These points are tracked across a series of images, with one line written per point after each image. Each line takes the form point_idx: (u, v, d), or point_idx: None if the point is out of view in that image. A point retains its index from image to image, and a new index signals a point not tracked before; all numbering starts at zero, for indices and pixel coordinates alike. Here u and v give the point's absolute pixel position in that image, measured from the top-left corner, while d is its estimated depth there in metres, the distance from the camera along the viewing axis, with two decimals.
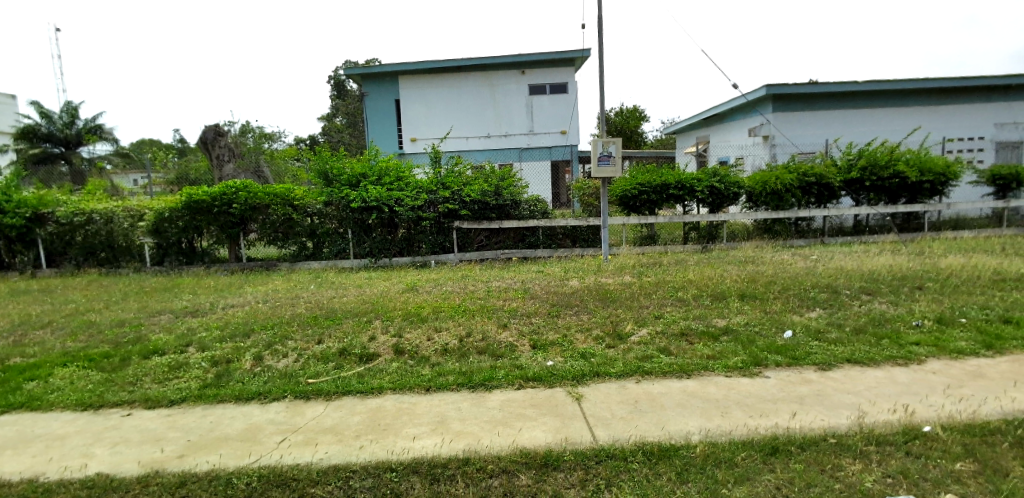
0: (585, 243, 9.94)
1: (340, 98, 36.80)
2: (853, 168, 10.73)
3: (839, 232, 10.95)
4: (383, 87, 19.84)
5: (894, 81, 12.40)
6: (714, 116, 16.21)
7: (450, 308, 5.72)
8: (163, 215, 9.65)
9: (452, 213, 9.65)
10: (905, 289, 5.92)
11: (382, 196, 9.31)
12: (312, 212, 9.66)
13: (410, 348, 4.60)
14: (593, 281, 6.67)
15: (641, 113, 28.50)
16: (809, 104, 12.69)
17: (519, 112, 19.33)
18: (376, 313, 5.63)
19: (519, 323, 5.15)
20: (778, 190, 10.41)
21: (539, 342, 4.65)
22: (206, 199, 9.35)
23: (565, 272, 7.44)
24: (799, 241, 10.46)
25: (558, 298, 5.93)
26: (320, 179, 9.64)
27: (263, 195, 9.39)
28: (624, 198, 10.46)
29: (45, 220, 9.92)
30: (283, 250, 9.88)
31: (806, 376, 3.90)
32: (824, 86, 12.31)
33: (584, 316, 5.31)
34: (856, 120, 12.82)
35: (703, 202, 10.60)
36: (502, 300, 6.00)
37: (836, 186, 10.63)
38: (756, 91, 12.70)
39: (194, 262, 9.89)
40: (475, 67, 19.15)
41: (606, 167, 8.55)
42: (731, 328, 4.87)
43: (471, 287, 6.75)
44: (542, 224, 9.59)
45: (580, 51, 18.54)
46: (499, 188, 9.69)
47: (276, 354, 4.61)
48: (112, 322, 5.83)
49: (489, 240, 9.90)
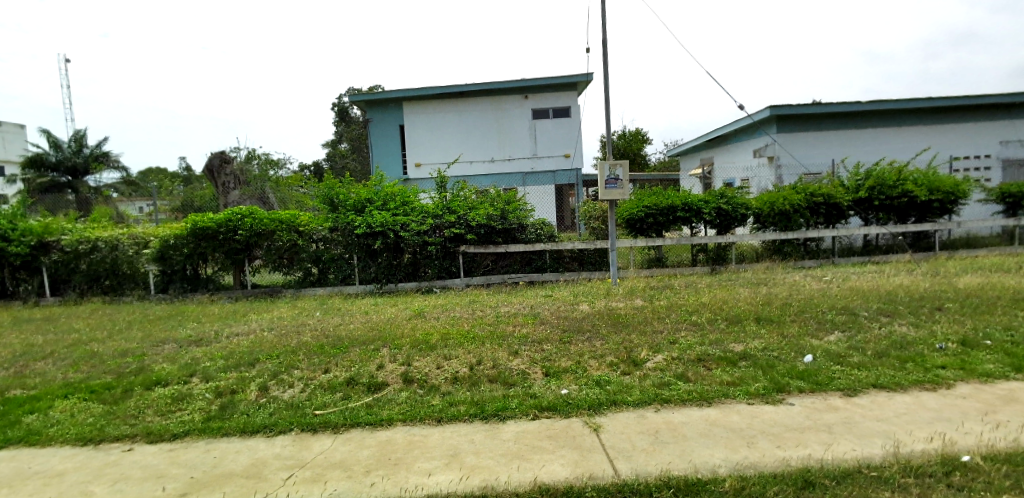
0: (592, 266, 9.86)
1: (345, 124, 37.09)
2: (860, 188, 10.71)
3: (849, 252, 10.91)
4: (388, 113, 20.04)
5: (894, 101, 12.47)
6: (717, 138, 16.28)
7: (459, 335, 5.58)
8: (168, 242, 9.58)
9: (458, 237, 9.60)
10: (925, 310, 5.77)
11: (388, 221, 9.28)
12: (318, 238, 9.61)
13: (419, 377, 4.47)
14: (604, 306, 6.53)
15: (645, 136, 28.67)
16: (813, 125, 12.70)
17: (522, 137, 19.52)
18: (383, 341, 5.48)
19: (530, 350, 5.01)
20: (786, 210, 10.38)
21: (552, 369, 4.52)
22: (212, 226, 9.31)
23: (574, 296, 7.32)
24: (810, 262, 10.40)
25: (569, 323, 5.76)
26: (325, 204, 9.61)
27: (268, 221, 9.39)
28: (630, 220, 10.41)
29: (50, 247, 9.86)
30: (288, 276, 9.81)
31: (832, 402, 3.75)
32: (827, 107, 12.35)
33: (597, 341, 5.14)
34: (861, 140, 12.79)
35: (710, 224, 10.51)
36: (512, 325, 5.86)
37: (844, 206, 10.58)
38: (759, 113, 12.73)
39: (198, 289, 9.79)
40: (479, 93, 19.42)
41: (614, 190, 8.50)
42: (748, 352, 4.76)
43: (480, 313, 6.64)
44: (549, 247, 9.55)
45: (583, 75, 18.77)
46: (505, 211, 9.64)
47: (282, 384, 4.50)
48: (114, 351, 5.72)
49: (496, 264, 9.84)
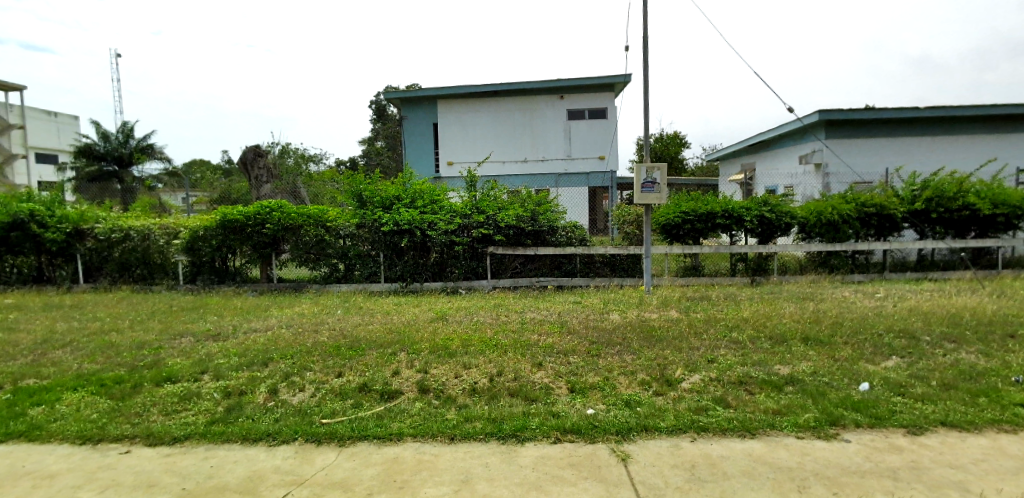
0: (624, 273, 9.43)
1: (381, 122, 37.49)
2: (918, 198, 9.93)
3: (902, 268, 10.14)
4: (420, 110, 19.98)
5: (958, 107, 11.57)
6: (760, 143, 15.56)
7: (480, 342, 5.29)
8: (197, 233, 9.63)
9: (486, 238, 9.33)
10: (1000, 337, 5.14)
11: (416, 219, 9.10)
12: (344, 234, 9.48)
13: (435, 387, 4.20)
14: (636, 317, 6.13)
15: (682, 139, 27.83)
16: (866, 130, 11.91)
17: (555, 137, 19.16)
18: (402, 345, 5.23)
19: (555, 362, 4.67)
20: (835, 221, 9.72)
21: (578, 385, 4.18)
22: (240, 218, 9.31)
23: (604, 305, 6.93)
24: (859, 276, 9.71)
25: (598, 334, 5.38)
26: (353, 200, 9.50)
27: (295, 216, 9.34)
28: (666, 226, 9.93)
29: (85, 235, 10.09)
30: (313, 272, 9.74)
31: (896, 442, 3.28)
32: (882, 111, 11.57)
33: (627, 356, 4.75)
34: (921, 147, 11.91)
35: (751, 232, 9.93)
36: (537, 334, 5.52)
37: (899, 218, 9.83)
38: (808, 116, 12.03)
39: (225, 281, 9.83)
40: (512, 92, 19.16)
41: (650, 194, 8.08)
42: (797, 376, 4.31)
43: (504, 318, 6.34)
44: (579, 251, 9.17)
45: (620, 75, 18.28)
46: (535, 213, 9.33)
47: (293, 387, 4.30)
48: (132, 343, 5.67)
49: (524, 267, 9.52)
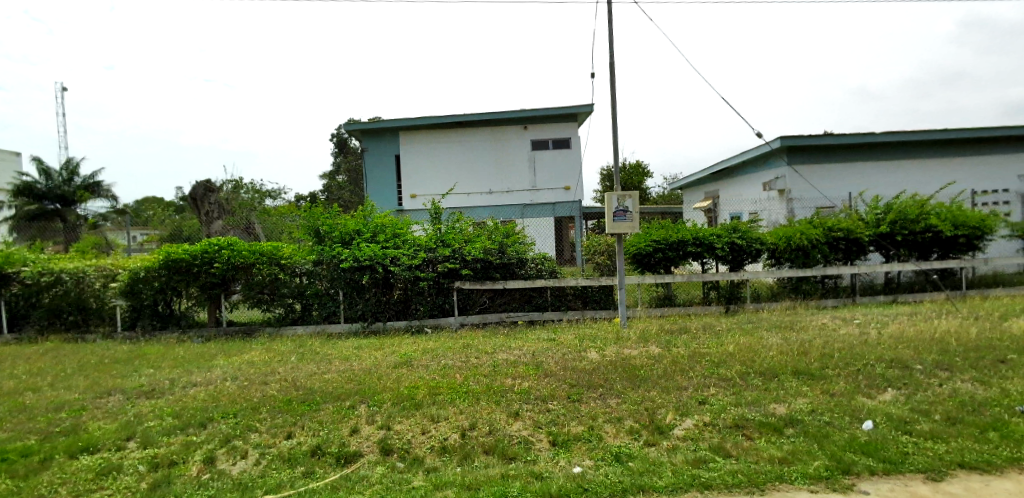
0: (597, 305, 9.13)
1: (344, 155, 36.86)
2: (880, 222, 10.11)
3: (869, 291, 10.23)
4: (383, 142, 19.58)
5: (908, 133, 12.02)
6: (723, 171, 15.85)
7: (450, 389, 4.77)
8: (137, 274, 8.79)
9: (452, 273, 8.90)
10: (988, 363, 4.98)
11: (377, 254, 8.58)
12: (300, 272, 8.94)
13: (400, 446, 3.67)
14: (616, 354, 5.73)
15: (645, 169, 28.35)
16: (823, 157, 12.23)
17: (521, 168, 19.10)
18: (361, 397, 4.66)
19: (534, 410, 4.20)
20: (803, 246, 9.74)
21: (560, 437, 3.73)
22: (186, 257, 8.59)
23: (580, 341, 6.52)
24: (830, 301, 9.70)
25: (579, 375, 4.94)
26: (310, 235, 8.93)
27: (247, 253, 8.68)
28: (638, 255, 9.73)
29: (9, 279, 9.04)
30: (267, 313, 9.04)
31: (918, 491, 2.95)
32: (838, 138, 11.90)
33: (612, 400, 4.34)
34: (875, 173, 12.28)
35: (722, 259, 9.83)
36: (511, 378, 5.03)
37: (864, 242, 9.96)
38: (768, 144, 12.27)
39: (169, 326, 8.98)
40: (477, 124, 19.07)
41: (621, 223, 7.85)
42: (796, 416, 3.97)
43: (475, 361, 5.83)
44: (550, 284, 8.83)
45: (584, 107, 18.50)
46: (503, 245, 8.97)
47: (232, 453, 3.66)
48: (49, 404, 4.82)
49: (493, 302, 9.09)
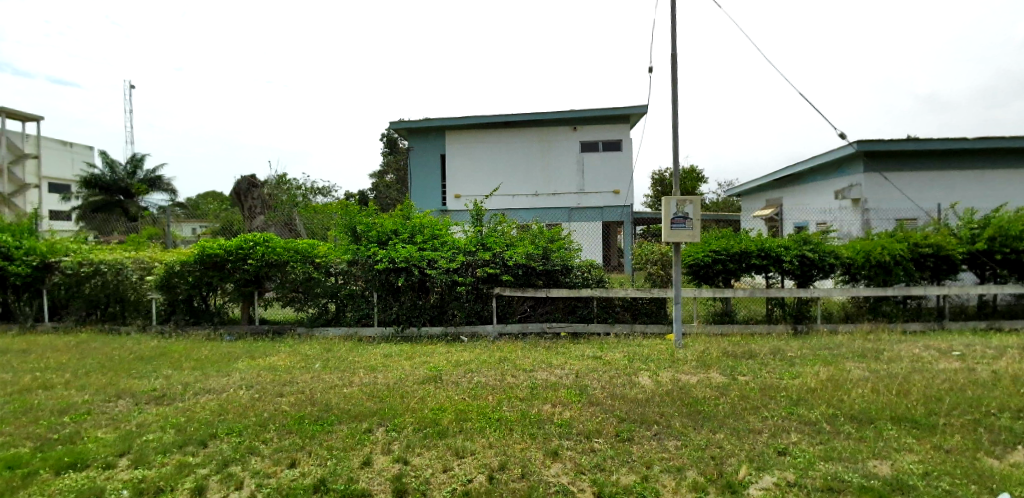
0: (647, 319, 8.35)
1: (392, 154, 37.27)
2: (979, 237, 8.82)
3: (962, 316, 8.95)
4: (427, 141, 19.33)
5: (1013, 138, 10.54)
6: (788, 176, 14.63)
7: (480, 415, 4.19)
8: (173, 269, 8.68)
9: (491, 278, 8.35)
10: None
11: (413, 256, 8.15)
12: (335, 271, 8.57)
13: (415, 487, 3.10)
14: (672, 380, 5.01)
15: (698, 173, 26.99)
16: (908, 163, 10.94)
17: (567, 170, 18.42)
18: (381, 419, 4.15)
19: (576, 450, 3.54)
20: (886, 262, 8.60)
21: (607, 488, 3.04)
22: (220, 253, 8.43)
23: (628, 362, 5.81)
24: (916, 326, 8.54)
25: (629, 407, 4.25)
26: (347, 234, 8.61)
27: (281, 251, 8.44)
28: (694, 267, 8.88)
29: (54, 269, 9.22)
30: (300, 313, 8.76)
31: None
32: (928, 142, 10.59)
33: (671, 442, 3.62)
34: (971, 182, 10.86)
35: (790, 274, 8.84)
36: (551, 405, 4.40)
37: (959, 259, 8.70)
38: (844, 147, 11.10)
39: (202, 323, 8.88)
40: (522, 123, 18.53)
41: (680, 231, 7.08)
42: (920, 474, 3.08)
43: (511, 379, 5.24)
44: (596, 295, 8.14)
45: (635, 107, 17.61)
46: (547, 251, 8.35)
47: (227, 482, 3.21)
48: (58, 405, 4.61)
49: (533, 310, 8.48)
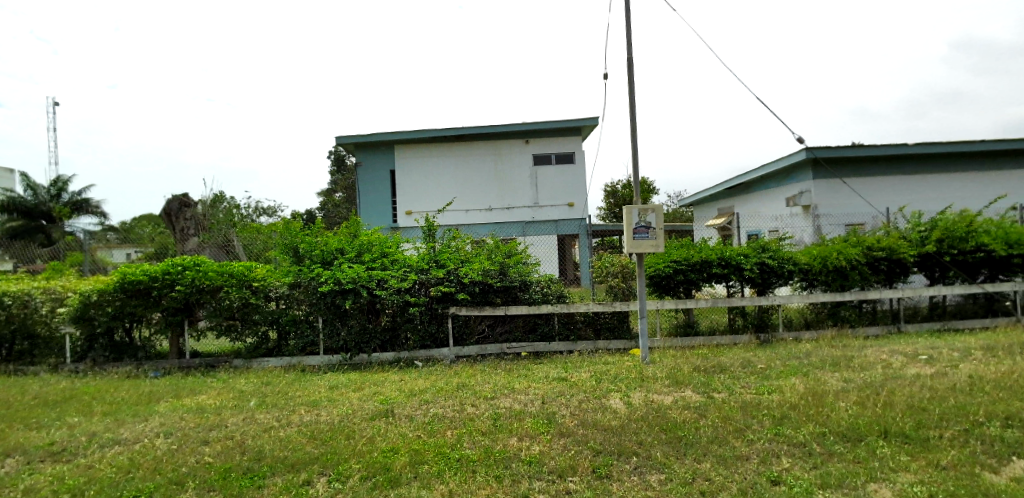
0: (611, 334, 8.06)
1: (342, 172, 36.14)
2: (924, 240, 9.09)
3: (912, 318, 9.17)
4: (378, 156, 18.66)
5: (944, 145, 11.10)
6: (738, 186, 14.94)
7: (438, 455, 3.67)
8: (89, 299, 7.64)
9: (447, 297, 7.86)
10: None
11: (361, 277, 7.55)
12: (275, 296, 7.84)
13: None
14: (644, 401, 4.66)
15: (650, 186, 27.51)
16: (851, 171, 11.31)
17: (522, 184, 18.21)
18: (322, 466, 3.55)
19: (551, 492, 3.08)
20: (841, 267, 8.69)
21: None
22: (143, 279, 7.53)
23: (597, 383, 5.44)
24: (871, 329, 8.65)
25: (604, 436, 3.84)
26: (288, 254, 7.92)
27: (213, 275, 7.64)
28: (656, 278, 8.70)
29: None
30: (236, 343, 7.95)
31: None
32: (868, 151, 10.99)
33: (655, 476, 3.23)
34: (908, 188, 11.34)
35: (749, 282, 8.80)
36: (517, 438, 3.94)
37: (908, 263, 8.92)
38: (792, 157, 11.35)
39: (125, 359, 7.90)
40: (476, 137, 18.21)
41: (643, 241, 6.84)
42: (926, 496, 2.82)
43: (471, 409, 4.76)
44: (557, 311, 7.79)
45: (589, 120, 17.67)
46: (505, 266, 7.96)
47: None
48: None
49: (493, 330, 8.03)
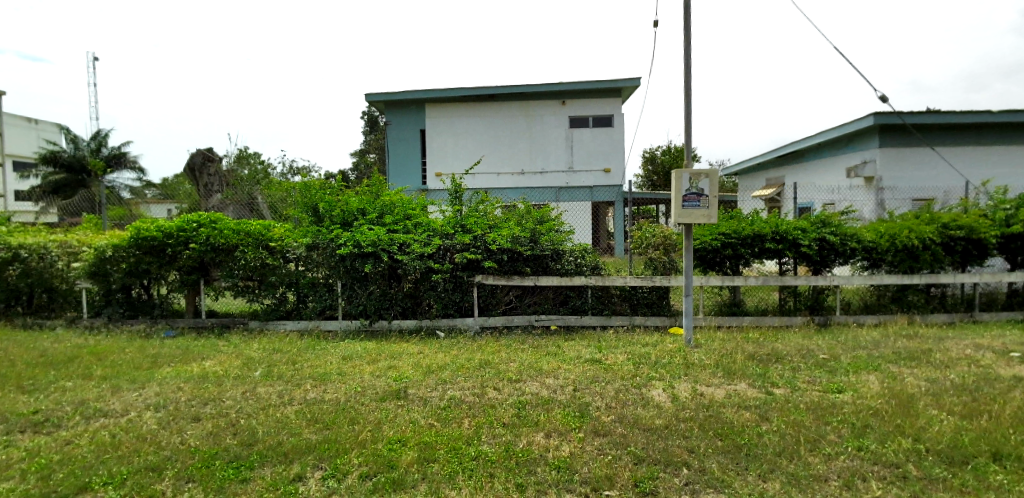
0: (649, 310, 7.41)
1: (373, 134, 35.78)
2: (1013, 219, 7.95)
3: (990, 306, 8.14)
4: (406, 115, 18.00)
5: None
6: (792, 154, 13.71)
7: (453, 450, 3.17)
8: (103, 255, 7.48)
9: (473, 265, 7.32)
10: None
11: (382, 240, 7.05)
12: (292, 257, 7.41)
13: None
14: (693, 395, 4.04)
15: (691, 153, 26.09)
16: (928, 138, 10.05)
17: (556, 147, 17.32)
18: (318, 457, 3.09)
19: None
20: (913, 247, 7.71)
21: None
22: (157, 236, 7.27)
23: (636, 368, 4.85)
24: (943, 317, 7.71)
25: (647, 439, 3.25)
26: (307, 214, 7.48)
27: (229, 233, 7.30)
28: (701, 252, 7.92)
29: None
30: (254, 304, 7.65)
31: None
32: (950, 116, 9.71)
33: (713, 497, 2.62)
34: (992, 159, 10.04)
35: (806, 260, 7.93)
36: (544, 434, 3.40)
37: (991, 244, 7.84)
38: (859, 121, 10.15)
39: (141, 316, 7.72)
40: (508, 97, 17.31)
41: (693, 210, 6.06)
42: None
43: (494, 393, 4.26)
44: (591, 283, 7.16)
45: (629, 79, 16.51)
46: (536, 233, 7.32)
47: None
48: None
49: (520, 301, 7.47)
